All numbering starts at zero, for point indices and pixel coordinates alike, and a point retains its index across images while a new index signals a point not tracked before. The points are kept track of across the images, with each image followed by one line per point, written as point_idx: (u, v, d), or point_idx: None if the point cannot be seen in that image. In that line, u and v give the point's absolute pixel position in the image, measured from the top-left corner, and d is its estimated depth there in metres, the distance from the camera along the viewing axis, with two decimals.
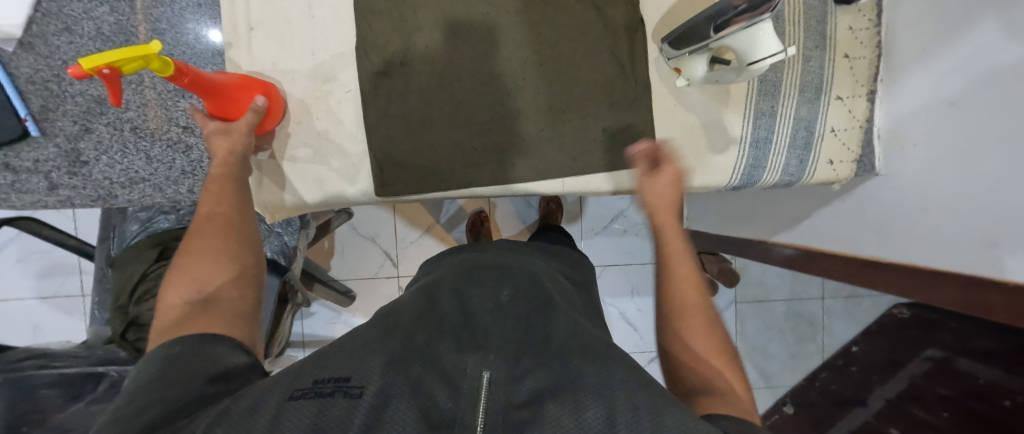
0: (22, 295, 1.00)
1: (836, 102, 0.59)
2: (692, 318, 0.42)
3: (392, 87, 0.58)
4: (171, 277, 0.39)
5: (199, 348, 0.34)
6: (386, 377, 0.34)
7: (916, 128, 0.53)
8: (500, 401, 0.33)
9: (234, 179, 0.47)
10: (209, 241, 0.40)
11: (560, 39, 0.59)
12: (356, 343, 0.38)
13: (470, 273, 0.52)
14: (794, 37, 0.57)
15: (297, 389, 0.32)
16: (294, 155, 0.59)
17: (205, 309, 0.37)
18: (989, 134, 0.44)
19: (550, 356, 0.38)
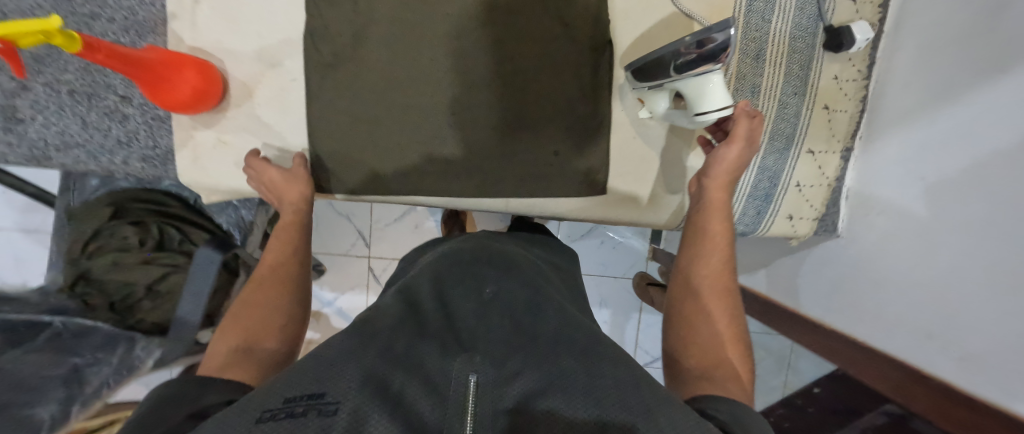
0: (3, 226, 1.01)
1: (807, 155, 0.61)
2: (717, 313, 0.43)
3: (339, 81, 0.58)
4: (224, 327, 0.43)
5: (195, 391, 0.32)
6: (365, 386, 0.30)
7: (884, 197, 0.57)
8: (489, 407, 0.31)
9: (297, 228, 0.54)
10: (271, 289, 0.47)
11: (518, 52, 0.59)
12: (328, 356, 0.33)
13: (446, 269, 0.51)
14: (771, 86, 0.58)
15: (267, 410, 0.27)
16: (232, 139, 0.59)
17: (243, 357, 0.39)
18: (957, 212, 0.47)
19: (535, 354, 0.37)
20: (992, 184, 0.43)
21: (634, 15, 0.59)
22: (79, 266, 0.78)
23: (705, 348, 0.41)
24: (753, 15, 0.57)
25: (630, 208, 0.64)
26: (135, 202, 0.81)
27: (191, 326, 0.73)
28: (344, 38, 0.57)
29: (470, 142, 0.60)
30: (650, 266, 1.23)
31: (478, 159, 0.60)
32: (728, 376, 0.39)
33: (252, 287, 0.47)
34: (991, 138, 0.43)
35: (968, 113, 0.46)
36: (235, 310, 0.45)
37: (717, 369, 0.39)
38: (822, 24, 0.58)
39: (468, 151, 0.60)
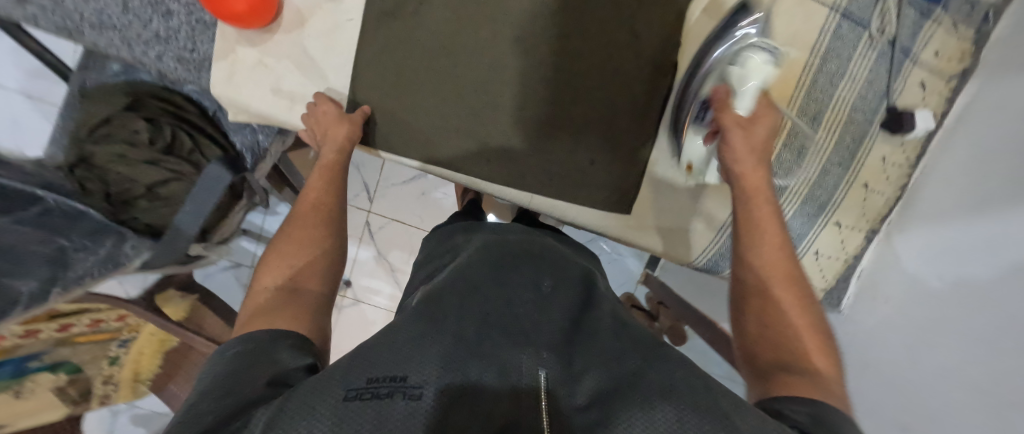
0: (6, 85, 1.01)
1: (832, 226, 0.61)
2: (789, 306, 0.43)
3: (397, 34, 0.57)
4: (270, 262, 0.48)
5: (268, 352, 0.37)
6: (443, 378, 0.36)
7: (894, 286, 0.58)
8: (563, 404, 0.36)
9: (340, 175, 0.56)
10: (308, 232, 0.50)
11: (583, 52, 0.57)
12: (396, 341, 0.39)
13: (500, 255, 0.58)
14: (818, 150, 0.58)
15: (352, 389, 0.33)
16: (273, 65, 0.57)
17: (290, 299, 0.44)
18: (963, 316, 0.48)
19: (591, 356, 0.42)
20: (998, 297, 0.44)
21: (704, 44, 0.57)
22: (82, 150, 0.77)
23: (780, 348, 0.41)
24: (821, 75, 0.56)
25: (647, 235, 0.64)
26: (152, 98, 0.79)
27: (187, 238, 0.72)
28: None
29: (510, 131, 0.59)
30: (638, 288, 1.24)
31: (515, 149, 0.59)
32: (812, 370, 0.39)
33: (296, 225, 0.51)
34: (1008, 252, 0.44)
35: (991, 226, 0.47)
36: (280, 246, 0.49)
37: (797, 365, 0.40)
38: (886, 102, 0.56)
39: (508, 140, 0.59)
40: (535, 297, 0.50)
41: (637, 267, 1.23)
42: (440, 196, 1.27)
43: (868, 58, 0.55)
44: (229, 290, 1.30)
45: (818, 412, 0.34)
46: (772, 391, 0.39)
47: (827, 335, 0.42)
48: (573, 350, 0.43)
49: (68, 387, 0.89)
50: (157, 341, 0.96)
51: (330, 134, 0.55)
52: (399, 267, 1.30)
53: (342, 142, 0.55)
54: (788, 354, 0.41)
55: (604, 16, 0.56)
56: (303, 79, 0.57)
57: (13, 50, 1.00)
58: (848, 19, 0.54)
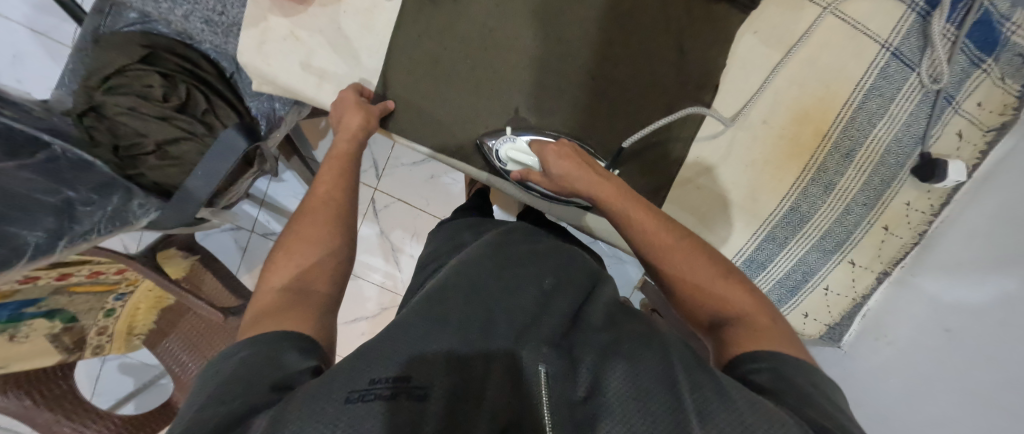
0: (11, 18, 0.97)
1: (846, 264, 0.61)
2: (683, 262, 0.46)
3: (437, 21, 0.55)
4: (276, 260, 0.47)
5: (270, 352, 0.37)
6: (446, 383, 0.36)
7: (901, 330, 0.59)
8: (561, 398, 0.36)
9: (349, 168, 0.54)
10: (315, 230, 0.49)
11: (625, 61, 0.56)
12: (403, 340, 0.39)
13: (508, 254, 0.56)
14: (845, 189, 0.57)
15: (353, 391, 0.33)
16: (305, 38, 0.55)
17: (300, 298, 0.44)
18: (982, 366, 0.48)
19: (594, 350, 0.40)
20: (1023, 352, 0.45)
21: (746, 68, 0.56)
22: (92, 98, 0.75)
23: (711, 304, 0.44)
24: (860, 113, 0.55)
25: None
26: (169, 53, 0.77)
27: (197, 202, 0.71)
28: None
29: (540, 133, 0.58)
30: (633, 294, 1.25)
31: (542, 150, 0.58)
32: (742, 313, 0.43)
33: (307, 222, 0.49)
34: None
35: (1019, 283, 0.47)
36: (288, 244, 0.48)
37: (733, 315, 0.43)
38: (920, 148, 0.56)
39: None
40: (544, 296, 0.49)
41: (636, 273, 1.24)
42: (449, 181, 1.27)
43: (910, 101, 0.55)
44: (228, 252, 1.30)
45: (780, 369, 0.37)
46: (727, 350, 0.42)
47: (730, 269, 0.46)
48: (571, 342, 0.43)
49: (62, 334, 0.87)
50: (153, 298, 1.02)
51: (346, 123, 0.53)
52: (400, 247, 1.30)
53: (356, 132, 0.54)
54: (713, 305, 0.44)
55: (649, 26, 0.55)
56: (335, 57, 0.55)
57: None
58: (897, 58, 0.54)
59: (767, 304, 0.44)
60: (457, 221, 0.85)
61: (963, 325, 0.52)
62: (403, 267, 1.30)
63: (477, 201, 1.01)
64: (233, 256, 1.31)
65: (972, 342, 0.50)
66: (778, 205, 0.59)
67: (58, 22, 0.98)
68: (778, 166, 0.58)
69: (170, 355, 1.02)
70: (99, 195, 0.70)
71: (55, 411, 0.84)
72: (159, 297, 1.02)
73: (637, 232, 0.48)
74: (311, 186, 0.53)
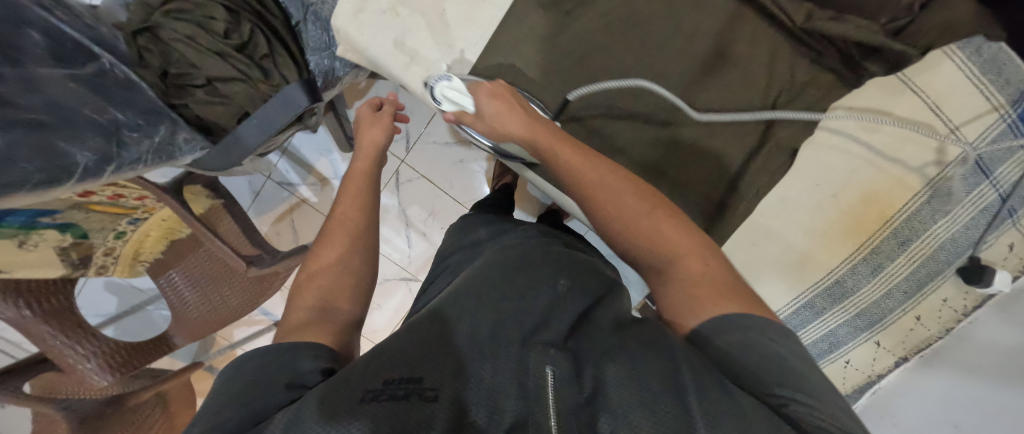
0: None
1: (871, 344, 0.63)
2: (609, 206, 0.44)
3: (541, 29, 0.54)
4: (302, 284, 0.50)
5: (289, 361, 0.38)
6: (453, 381, 0.36)
7: (908, 412, 0.61)
8: (569, 401, 0.34)
9: (364, 188, 0.61)
10: (333, 247, 0.53)
11: (718, 106, 0.54)
12: (415, 348, 0.39)
13: (526, 258, 0.55)
14: (892, 274, 0.59)
15: (369, 391, 0.33)
16: (400, 16, 0.53)
17: (328, 314, 0.46)
18: None
19: (596, 355, 0.38)
20: None
21: (831, 140, 0.58)
22: (149, 19, 0.72)
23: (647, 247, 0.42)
24: (924, 208, 0.56)
25: None
26: None
27: (245, 149, 0.69)
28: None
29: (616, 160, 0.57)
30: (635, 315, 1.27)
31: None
32: (676, 258, 0.41)
33: (324, 245, 0.54)
34: None
35: None
36: (310, 271, 0.52)
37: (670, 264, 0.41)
38: (971, 251, 0.57)
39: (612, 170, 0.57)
40: (553, 297, 0.47)
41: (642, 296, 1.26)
42: (477, 169, 1.24)
43: (975, 206, 0.56)
44: (241, 192, 1.29)
45: (755, 343, 0.34)
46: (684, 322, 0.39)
47: (661, 210, 0.44)
48: (577, 344, 0.41)
49: (71, 249, 0.85)
50: (165, 228, 0.98)
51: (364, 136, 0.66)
52: (413, 223, 1.29)
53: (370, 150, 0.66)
54: (678, 280, 0.40)
55: (750, 76, 0.54)
56: (431, 42, 0.54)
57: None
58: (976, 164, 0.54)
59: (706, 251, 0.42)
60: (484, 215, 0.84)
61: (969, 421, 0.53)
62: (411, 243, 1.30)
63: (500, 196, 1.00)
64: (246, 197, 1.30)
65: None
66: (824, 275, 0.60)
67: None
68: (835, 241, 0.59)
69: (171, 286, 1.00)
70: (145, 121, 0.69)
71: (52, 325, 0.83)
72: (172, 228, 0.98)
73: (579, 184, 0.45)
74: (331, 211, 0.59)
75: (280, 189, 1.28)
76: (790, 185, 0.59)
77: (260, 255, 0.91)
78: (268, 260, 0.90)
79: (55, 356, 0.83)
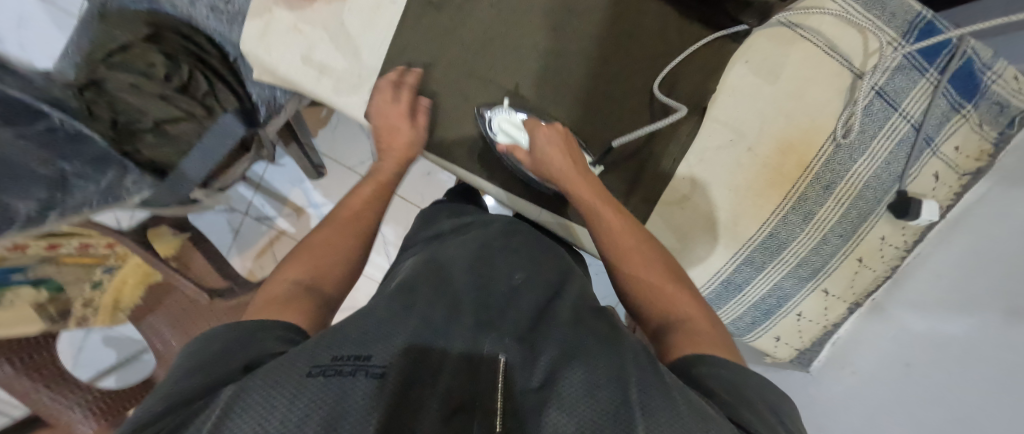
0: None
1: (819, 293, 0.62)
2: (649, 269, 0.46)
3: (439, 25, 0.56)
4: (294, 258, 0.48)
5: (257, 331, 0.36)
6: (405, 358, 0.34)
7: (862, 360, 0.60)
8: (516, 385, 0.33)
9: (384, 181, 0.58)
10: (339, 234, 0.50)
11: (618, 77, 0.57)
12: (371, 321, 0.37)
13: (495, 254, 0.55)
14: (824, 219, 0.59)
15: (317, 365, 0.30)
16: (303, 33, 0.56)
17: (300, 295, 0.42)
18: (930, 397, 0.49)
19: (550, 341, 0.38)
20: (975, 386, 0.45)
21: (735, 97, 0.58)
22: (94, 73, 0.74)
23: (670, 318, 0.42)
24: (840, 150, 0.56)
25: None
26: (175, 34, 0.77)
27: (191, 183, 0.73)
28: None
29: None
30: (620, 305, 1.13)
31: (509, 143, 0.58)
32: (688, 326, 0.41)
33: (330, 225, 0.52)
34: (998, 352, 0.45)
35: (977, 327, 0.48)
36: (310, 245, 0.49)
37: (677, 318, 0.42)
38: (898, 185, 0.57)
39: None
40: (504, 295, 0.49)
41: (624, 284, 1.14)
42: (445, 179, 1.27)
43: (891, 140, 0.56)
44: (220, 233, 1.32)
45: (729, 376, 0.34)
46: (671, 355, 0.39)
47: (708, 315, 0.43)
48: (535, 335, 0.41)
49: (48, 303, 0.90)
50: (141, 272, 1.01)
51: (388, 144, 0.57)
52: (391, 240, 1.31)
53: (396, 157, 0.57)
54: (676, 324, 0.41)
55: (646, 44, 0.56)
56: (336, 53, 0.56)
57: None
58: (881, 97, 0.55)
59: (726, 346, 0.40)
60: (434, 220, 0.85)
61: (921, 356, 0.53)
62: (391, 260, 1.30)
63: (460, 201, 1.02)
64: (226, 237, 1.33)
65: (931, 372, 0.51)
66: (757, 231, 0.60)
67: None
68: (762, 193, 0.59)
69: (150, 329, 0.98)
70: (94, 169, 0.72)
71: (36, 379, 0.83)
72: (148, 271, 1.01)
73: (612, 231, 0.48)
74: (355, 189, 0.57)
75: (257, 224, 1.32)
76: (708, 144, 0.59)
77: (229, 287, 0.95)
78: (238, 291, 0.93)
79: (41, 411, 0.83)
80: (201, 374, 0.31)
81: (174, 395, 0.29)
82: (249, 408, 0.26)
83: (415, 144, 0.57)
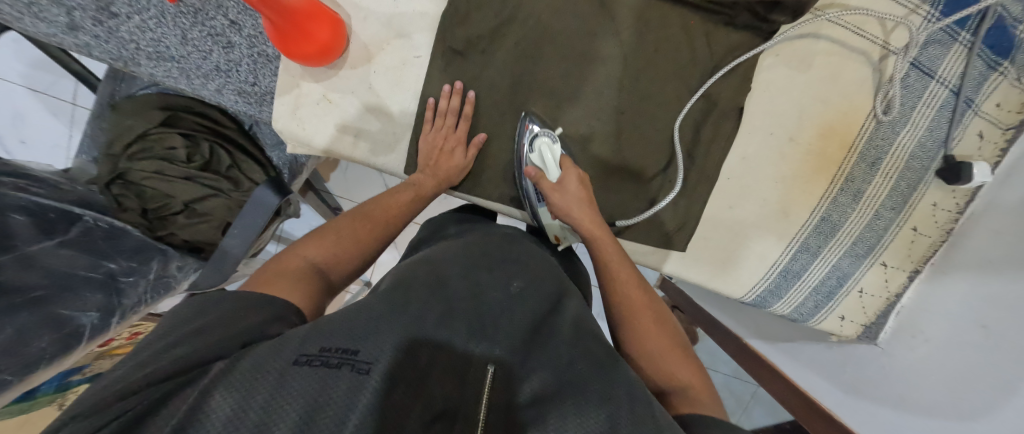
0: (11, 80, 1.11)
1: (879, 266, 0.62)
2: (659, 330, 0.45)
3: (466, 70, 0.57)
4: (318, 233, 0.49)
5: (243, 309, 0.36)
6: (398, 355, 0.33)
7: (932, 325, 0.59)
8: (501, 401, 0.34)
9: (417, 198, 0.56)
10: (361, 226, 0.51)
11: (650, 93, 0.58)
12: (366, 315, 0.36)
13: (491, 259, 0.50)
14: (874, 196, 0.58)
15: (303, 354, 0.31)
16: (333, 102, 0.56)
17: (305, 279, 0.43)
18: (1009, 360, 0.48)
19: (553, 361, 0.37)
20: None
21: (770, 91, 0.60)
22: (117, 167, 0.74)
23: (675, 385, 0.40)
24: (882, 126, 0.57)
25: (705, 272, 0.65)
26: (189, 113, 0.77)
27: (232, 260, 0.72)
28: (480, 29, 0.56)
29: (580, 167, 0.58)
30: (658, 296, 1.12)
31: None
32: (690, 390, 0.39)
33: (354, 212, 0.52)
34: None
35: None
36: (331, 225, 0.50)
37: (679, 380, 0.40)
38: (944, 151, 0.56)
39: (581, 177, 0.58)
40: (505, 301, 0.44)
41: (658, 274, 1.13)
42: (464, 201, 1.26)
43: (931, 107, 0.56)
44: None
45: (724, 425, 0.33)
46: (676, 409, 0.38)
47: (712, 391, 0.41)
48: (531, 349, 0.39)
49: None
50: None
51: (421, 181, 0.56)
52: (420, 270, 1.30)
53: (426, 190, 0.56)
54: (682, 387, 0.40)
55: (674, 56, 0.58)
56: (368, 115, 0.57)
57: (17, 46, 1.10)
58: (916, 68, 0.55)
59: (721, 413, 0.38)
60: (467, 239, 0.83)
61: (995, 318, 0.51)
62: None
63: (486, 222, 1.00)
64: None
65: (1009, 338, 0.49)
66: (809, 216, 0.60)
67: (54, 79, 1.11)
68: (808, 180, 0.59)
69: None
70: (138, 262, 0.72)
71: None
72: None
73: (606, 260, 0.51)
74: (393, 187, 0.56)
75: None
76: (748, 141, 0.61)
77: None
78: None
79: None
80: (196, 336, 0.33)
81: (162, 358, 0.31)
82: (226, 403, 0.27)
83: (461, 170, 0.58)
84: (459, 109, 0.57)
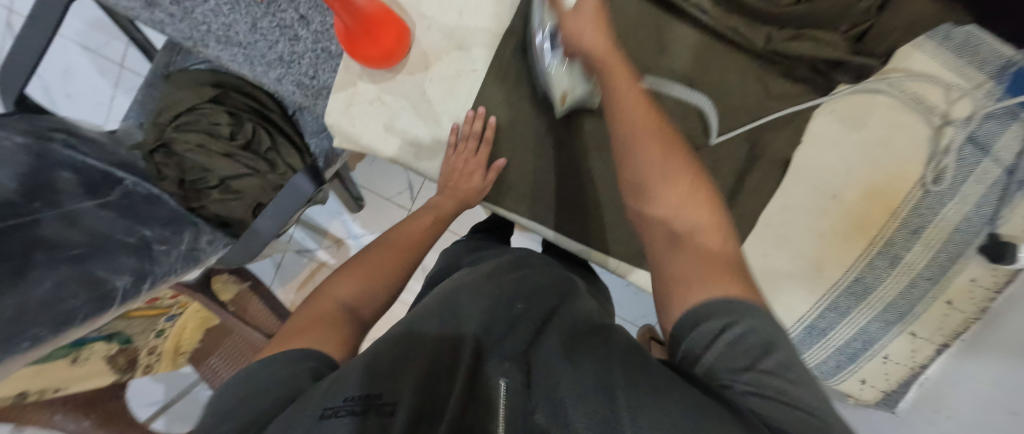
0: (67, 36, 1.15)
1: (907, 335, 0.60)
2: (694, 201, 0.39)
3: (519, 87, 0.57)
4: (342, 276, 0.50)
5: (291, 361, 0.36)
6: (416, 396, 0.32)
7: (961, 404, 0.56)
8: (520, 411, 0.32)
9: (437, 223, 0.60)
10: (386, 262, 0.53)
11: (697, 132, 0.58)
12: (385, 356, 0.35)
13: (503, 281, 0.49)
14: (911, 263, 0.58)
15: (328, 407, 0.29)
16: (384, 103, 0.57)
17: (342, 319, 0.44)
18: None
19: (544, 364, 0.37)
20: None
21: (820, 145, 0.59)
22: (163, 135, 0.75)
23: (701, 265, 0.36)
24: (928, 196, 0.56)
25: None
26: (236, 92, 0.78)
27: (262, 242, 0.74)
28: None
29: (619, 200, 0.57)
30: None
31: (585, 197, 0.58)
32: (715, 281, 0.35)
33: (378, 250, 0.54)
34: None
35: None
36: (355, 265, 0.52)
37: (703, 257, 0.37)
38: (989, 228, 0.54)
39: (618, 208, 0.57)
40: (511, 322, 0.43)
41: None
42: None
43: (982, 184, 0.55)
44: (263, 267, 1.34)
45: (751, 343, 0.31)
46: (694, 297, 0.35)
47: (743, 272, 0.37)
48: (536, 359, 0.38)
49: (118, 355, 0.89)
50: (199, 317, 1.02)
51: (439, 206, 0.62)
52: None
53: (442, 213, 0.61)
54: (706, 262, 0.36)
55: (727, 99, 0.58)
56: (417, 120, 0.58)
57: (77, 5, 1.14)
58: (972, 142, 0.55)
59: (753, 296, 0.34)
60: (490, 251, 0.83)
61: None
62: None
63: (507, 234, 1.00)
64: (269, 271, 1.34)
65: None
66: (842, 275, 0.60)
67: (107, 40, 1.14)
68: (845, 239, 0.59)
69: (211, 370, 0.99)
70: (171, 231, 0.74)
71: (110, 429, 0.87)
72: (205, 316, 1.02)
73: (620, 101, 0.44)
74: (413, 215, 0.61)
75: (299, 257, 1.33)
76: (789, 192, 0.60)
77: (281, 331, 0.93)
78: None
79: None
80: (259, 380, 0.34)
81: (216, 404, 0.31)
82: None
83: (480, 193, 0.59)
84: (480, 134, 0.57)
